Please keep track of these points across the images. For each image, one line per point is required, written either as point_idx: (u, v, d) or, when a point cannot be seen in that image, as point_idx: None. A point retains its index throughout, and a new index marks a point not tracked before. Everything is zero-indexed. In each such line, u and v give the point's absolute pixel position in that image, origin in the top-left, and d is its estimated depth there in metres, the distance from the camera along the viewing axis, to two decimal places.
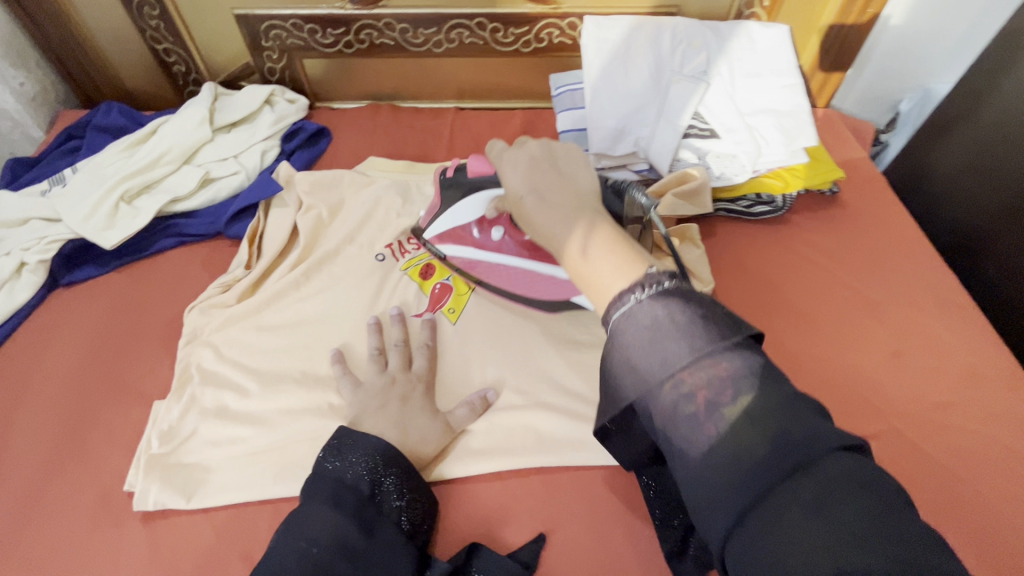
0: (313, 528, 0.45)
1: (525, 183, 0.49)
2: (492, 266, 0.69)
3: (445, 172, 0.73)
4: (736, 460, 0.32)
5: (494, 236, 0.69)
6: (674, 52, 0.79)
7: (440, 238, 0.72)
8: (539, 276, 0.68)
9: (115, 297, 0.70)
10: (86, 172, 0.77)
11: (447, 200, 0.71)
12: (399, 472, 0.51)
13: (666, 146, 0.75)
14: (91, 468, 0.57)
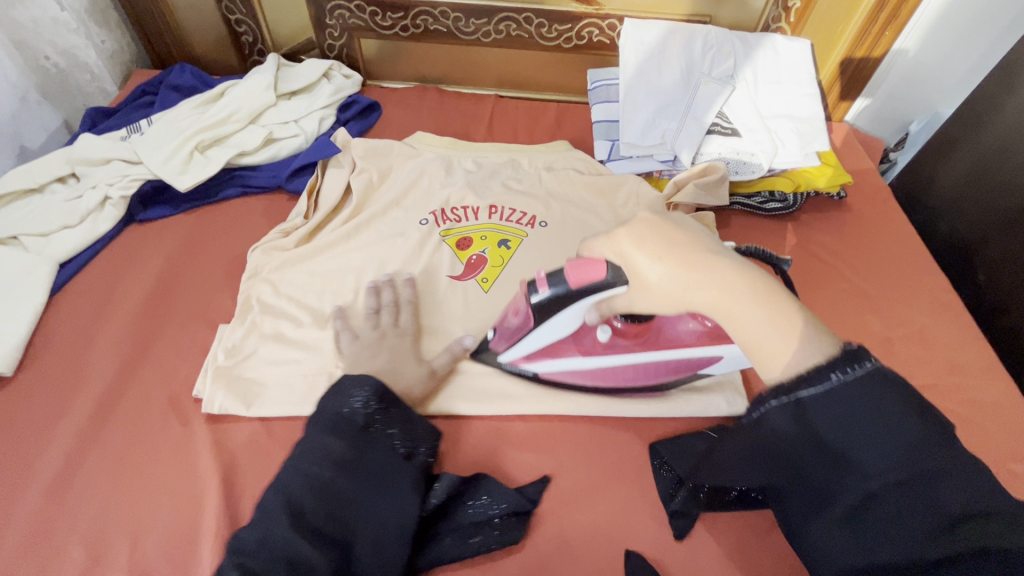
0: (313, 455, 0.46)
1: (625, 240, 0.45)
2: (590, 371, 0.63)
3: (530, 289, 0.54)
4: (899, 530, 0.33)
5: (599, 337, 0.60)
6: (705, 56, 0.86)
7: (528, 358, 0.64)
8: (651, 365, 0.62)
9: (184, 235, 0.77)
10: (163, 122, 0.85)
11: (539, 317, 0.55)
12: (398, 407, 0.52)
13: (692, 139, 0.83)
14: (161, 376, 0.64)
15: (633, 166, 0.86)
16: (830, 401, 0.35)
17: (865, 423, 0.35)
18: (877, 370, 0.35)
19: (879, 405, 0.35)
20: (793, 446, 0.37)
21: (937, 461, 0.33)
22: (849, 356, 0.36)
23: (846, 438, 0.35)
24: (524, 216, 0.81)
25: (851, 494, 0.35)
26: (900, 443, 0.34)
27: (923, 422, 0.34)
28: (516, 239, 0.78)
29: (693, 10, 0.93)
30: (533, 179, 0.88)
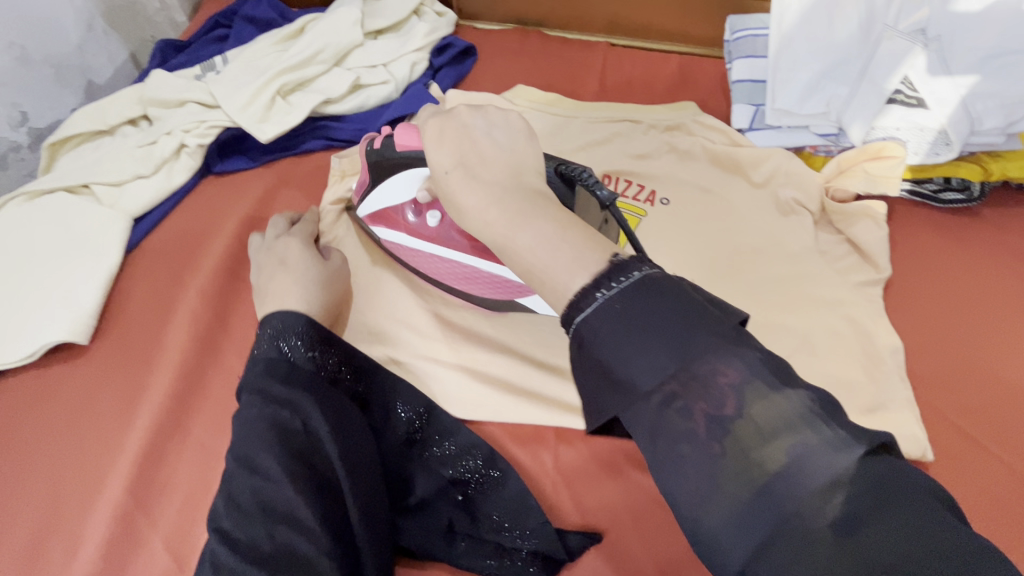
0: (250, 403, 0.44)
1: (487, 182, 0.37)
2: (428, 256, 0.59)
3: (370, 143, 0.57)
4: (745, 474, 0.28)
5: (429, 222, 0.58)
6: (891, 2, 0.69)
7: (373, 220, 0.62)
8: (479, 272, 0.57)
9: (264, 192, 0.69)
10: (240, 61, 0.75)
11: (373, 175, 0.58)
12: (318, 331, 0.51)
13: (866, 110, 0.68)
14: (245, 358, 0.56)
15: (781, 139, 0.72)
16: (604, 324, 0.31)
17: (636, 327, 0.30)
18: (645, 279, 0.31)
19: (662, 320, 0.30)
20: (645, 413, 0.30)
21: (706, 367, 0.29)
22: (619, 268, 0.32)
23: (624, 362, 0.30)
24: (643, 192, 0.71)
25: (710, 443, 0.29)
26: (668, 356, 0.29)
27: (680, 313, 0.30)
28: (635, 219, 0.69)
29: None
30: (654, 148, 0.75)
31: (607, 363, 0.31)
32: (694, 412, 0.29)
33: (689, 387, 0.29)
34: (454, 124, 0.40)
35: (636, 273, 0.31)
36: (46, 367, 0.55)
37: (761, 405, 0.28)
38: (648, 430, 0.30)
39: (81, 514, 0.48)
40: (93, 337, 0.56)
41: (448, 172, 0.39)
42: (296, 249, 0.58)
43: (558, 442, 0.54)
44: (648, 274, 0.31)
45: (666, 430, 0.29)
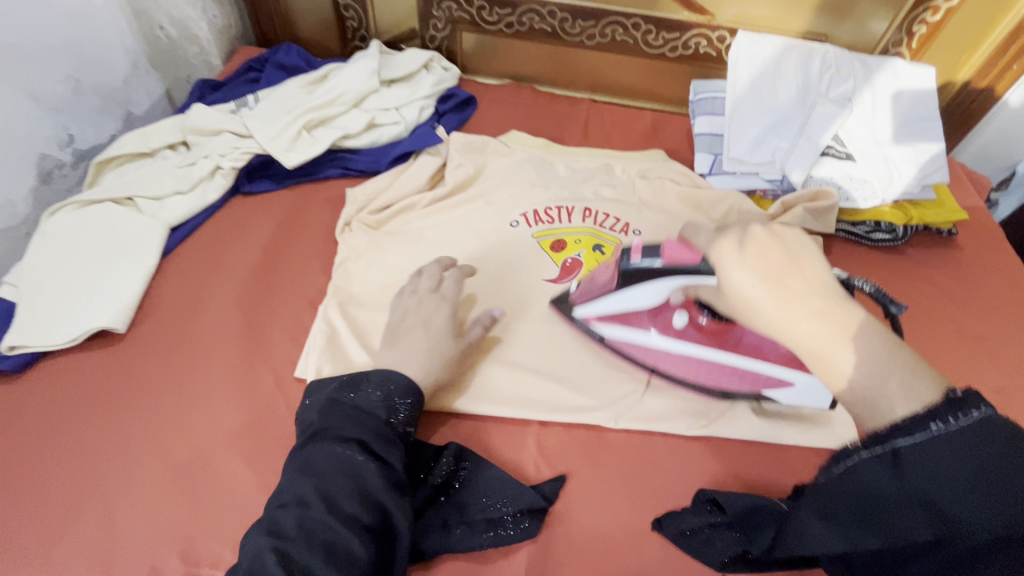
0: (338, 446, 0.48)
1: (808, 299, 0.38)
2: (657, 352, 0.65)
3: (625, 256, 0.63)
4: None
5: (675, 323, 0.64)
6: (822, 75, 0.83)
7: (602, 318, 0.67)
8: (720, 365, 0.63)
9: (286, 211, 0.78)
10: (272, 100, 0.86)
11: (621, 279, 0.64)
12: (412, 400, 0.55)
13: (804, 160, 0.80)
14: (266, 353, 0.64)
15: (736, 182, 0.84)
16: (926, 458, 0.33)
17: (961, 467, 0.32)
18: (985, 420, 0.33)
19: (980, 463, 0.32)
20: (932, 536, 0.32)
21: (1023, 517, 0.30)
22: (956, 403, 0.34)
23: (946, 494, 0.32)
24: (617, 224, 0.81)
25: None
26: (985, 497, 0.31)
27: (1014, 466, 0.32)
28: (611, 245, 0.79)
29: (808, 28, 0.91)
30: (628, 188, 0.86)
31: (928, 496, 0.32)
32: None
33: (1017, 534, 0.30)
34: (738, 244, 0.41)
35: (978, 412, 0.33)
36: (85, 351, 0.62)
37: None
38: (931, 550, 0.32)
39: (116, 479, 0.54)
40: (129, 327, 0.64)
41: (755, 288, 0.39)
42: (442, 315, 0.62)
43: (540, 430, 0.62)
44: (989, 416, 0.33)
45: (966, 567, 0.30)
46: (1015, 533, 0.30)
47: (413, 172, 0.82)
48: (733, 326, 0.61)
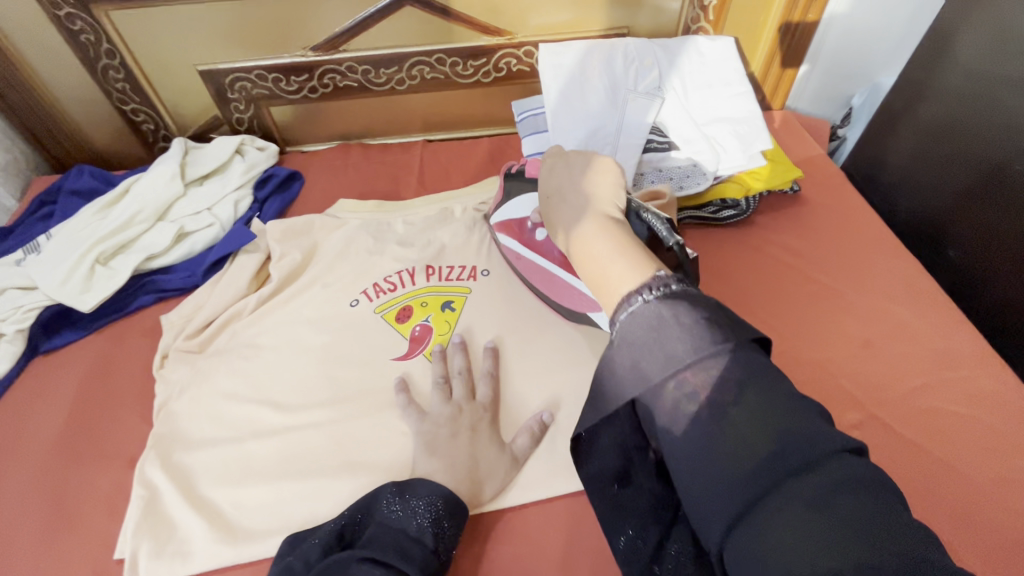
0: (376, 574, 0.44)
1: (574, 207, 0.53)
2: (524, 259, 0.71)
3: (512, 169, 0.76)
4: (709, 445, 0.35)
5: (536, 235, 0.70)
6: (627, 70, 0.82)
7: (502, 228, 0.74)
8: (566, 284, 0.67)
9: (94, 360, 0.70)
10: (60, 237, 0.77)
11: (508, 197, 0.75)
12: (457, 522, 0.52)
13: (628, 161, 0.78)
14: (79, 540, 0.56)
15: None
16: (640, 325, 0.39)
17: (664, 340, 0.38)
18: (680, 289, 0.41)
19: (682, 331, 0.38)
20: (662, 403, 0.38)
21: (720, 376, 0.36)
22: (660, 280, 0.42)
23: (647, 355, 0.38)
24: (464, 271, 0.77)
25: (700, 427, 0.36)
26: (682, 359, 0.37)
27: (708, 329, 0.38)
28: (460, 299, 0.74)
29: (608, 23, 0.90)
30: (472, 228, 0.82)
31: (642, 365, 0.38)
32: (711, 413, 0.36)
33: (707, 388, 0.36)
34: (559, 167, 0.58)
35: (673, 285, 0.41)
36: None
37: (757, 402, 0.35)
38: (669, 426, 0.37)
39: None
40: None
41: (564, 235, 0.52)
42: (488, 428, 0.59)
43: None
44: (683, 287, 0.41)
45: (688, 431, 0.36)
46: (732, 398, 0.35)
47: (231, 278, 0.75)
48: None
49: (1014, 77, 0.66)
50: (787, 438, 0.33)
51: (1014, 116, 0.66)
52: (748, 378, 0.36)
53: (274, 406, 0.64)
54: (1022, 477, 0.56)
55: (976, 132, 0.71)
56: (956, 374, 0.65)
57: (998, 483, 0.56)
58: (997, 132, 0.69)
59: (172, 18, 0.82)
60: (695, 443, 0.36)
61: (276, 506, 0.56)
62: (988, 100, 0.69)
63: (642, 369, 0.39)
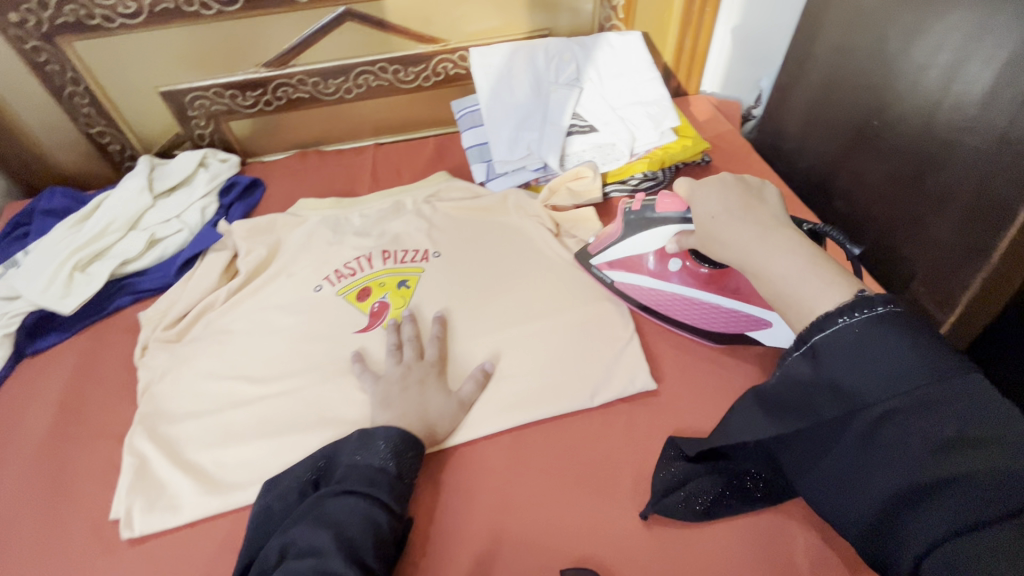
0: (347, 505, 0.52)
1: (744, 227, 0.51)
2: (646, 289, 0.75)
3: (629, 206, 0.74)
4: (901, 457, 0.39)
5: (671, 269, 0.73)
6: (549, 66, 0.92)
7: (610, 265, 0.76)
8: (712, 306, 0.71)
9: (79, 357, 0.76)
10: (38, 251, 0.83)
11: (626, 230, 0.74)
12: (416, 454, 0.59)
13: (554, 144, 0.88)
14: (77, 508, 0.62)
15: (511, 180, 0.90)
16: (838, 343, 0.42)
17: (862, 355, 0.41)
18: (890, 311, 0.41)
19: (894, 356, 0.40)
20: (861, 417, 0.41)
21: (929, 395, 0.38)
22: (862, 302, 0.43)
23: (848, 375, 0.41)
24: (418, 254, 0.84)
25: (899, 448, 0.39)
26: (908, 375, 0.39)
27: (920, 354, 0.39)
28: (414, 276, 0.82)
29: (531, 26, 1.00)
30: (421, 215, 0.90)
31: (836, 382, 0.42)
32: (914, 428, 0.38)
33: (912, 406, 0.39)
34: (711, 183, 0.57)
35: (878, 307, 0.42)
36: None
37: (979, 429, 0.37)
38: (862, 437, 0.41)
39: None
40: None
41: (719, 216, 0.53)
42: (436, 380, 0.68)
43: None
44: (888, 309, 0.41)
45: (879, 439, 0.40)
46: (954, 436, 0.37)
47: (200, 275, 0.82)
48: (728, 271, 0.69)
49: (865, 47, 0.78)
50: (982, 436, 0.36)
51: (870, 81, 0.78)
52: (967, 412, 0.37)
53: (249, 380, 0.71)
54: None
55: (845, 97, 0.83)
56: None
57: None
58: (859, 95, 0.80)
59: (131, 44, 0.89)
60: (890, 456, 0.39)
61: (256, 461, 0.64)
62: (849, 68, 0.81)
63: (839, 386, 0.42)
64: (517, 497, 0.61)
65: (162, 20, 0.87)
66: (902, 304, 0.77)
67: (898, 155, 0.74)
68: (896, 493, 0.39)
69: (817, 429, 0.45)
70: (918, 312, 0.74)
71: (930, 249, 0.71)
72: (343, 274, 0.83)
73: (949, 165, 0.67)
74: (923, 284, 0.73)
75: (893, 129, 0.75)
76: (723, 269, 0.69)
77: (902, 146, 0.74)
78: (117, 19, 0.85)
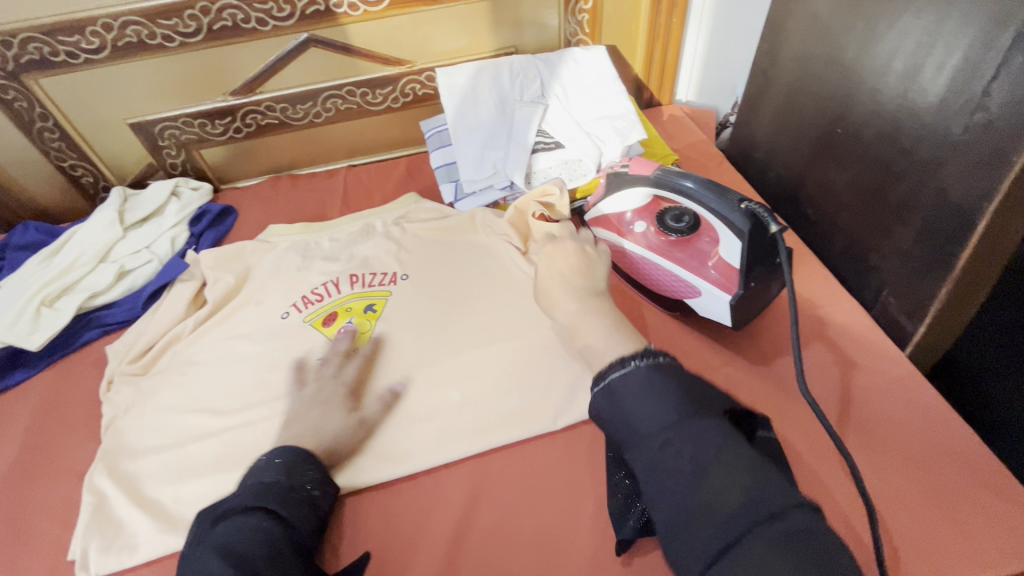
0: (240, 525, 0.49)
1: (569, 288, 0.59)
2: (617, 249, 0.78)
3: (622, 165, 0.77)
4: (676, 481, 0.41)
5: (636, 230, 0.76)
6: (514, 84, 0.92)
7: (596, 220, 0.80)
8: (668, 273, 0.72)
9: (44, 392, 0.76)
10: (7, 287, 0.84)
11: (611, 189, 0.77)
12: (310, 467, 0.57)
13: (520, 162, 0.87)
14: (34, 549, 0.62)
15: (478, 200, 0.90)
16: (628, 385, 0.47)
17: (644, 395, 0.46)
18: (663, 361, 0.48)
19: (670, 393, 0.45)
20: (644, 446, 0.44)
21: (689, 424, 0.43)
22: (649, 353, 0.49)
23: (639, 412, 0.45)
24: (386, 277, 0.84)
25: (675, 472, 0.41)
26: (670, 411, 0.44)
27: (681, 394, 0.45)
28: (381, 300, 0.81)
29: (498, 45, 1.01)
30: (390, 236, 0.89)
31: (625, 414, 0.46)
32: (684, 454, 0.42)
33: (679, 435, 0.42)
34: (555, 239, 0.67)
35: (659, 357, 0.48)
36: None
37: (731, 456, 0.40)
38: (649, 465, 0.43)
39: None
40: None
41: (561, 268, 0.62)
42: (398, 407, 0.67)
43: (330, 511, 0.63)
44: (665, 359, 0.48)
45: (658, 459, 0.43)
46: (713, 459, 0.40)
47: (168, 306, 0.82)
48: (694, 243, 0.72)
49: (824, 54, 0.77)
50: (726, 463, 0.40)
51: (830, 88, 0.77)
52: (720, 443, 0.41)
53: (211, 412, 0.71)
54: (859, 390, 0.65)
55: (808, 105, 0.82)
56: (810, 311, 0.74)
57: (838, 398, 0.65)
58: (821, 103, 0.79)
59: (97, 78, 0.90)
60: (669, 481, 0.41)
61: (215, 496, 0.63)
62: (810, 76, 0.80)
63: (627, 420, 0.46)
64: (476, 529, 0.60)
65: (125, 54, 0.87)
66: (874, 315, 0.76)
67: (860, 162, 0.73)
68: (642, 481, 0.44)
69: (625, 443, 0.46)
70: (891, 324, 0.72)
71: (897, 259, 0.69)
72: (310, 300, 0.82)
73: (911, 174, 0.65)
74: (894, 296, 0.71)
75: (854, 137, 0.73)
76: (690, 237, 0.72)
77: (863, 154, 0.72)
78: (81, 54, 0.86)
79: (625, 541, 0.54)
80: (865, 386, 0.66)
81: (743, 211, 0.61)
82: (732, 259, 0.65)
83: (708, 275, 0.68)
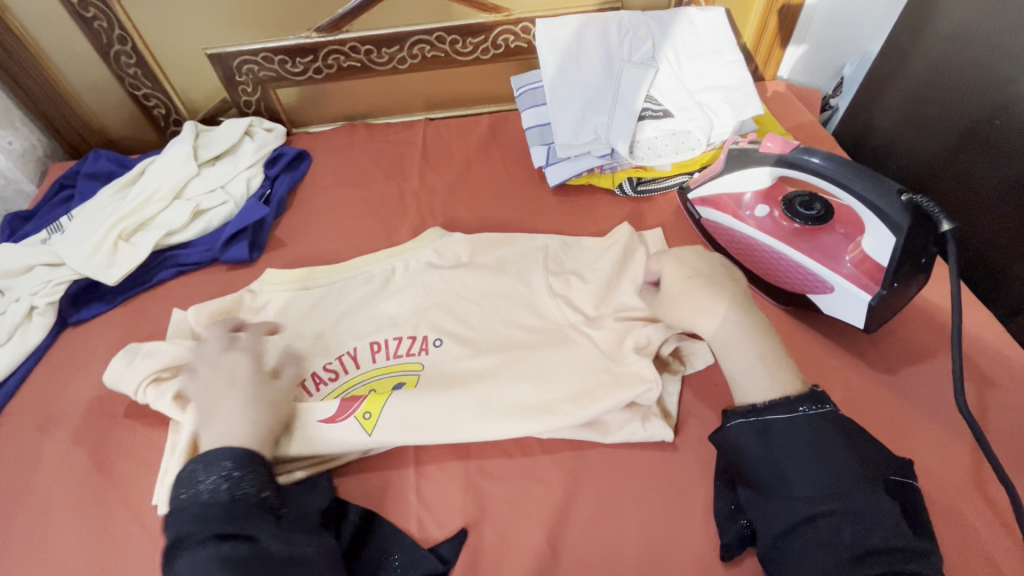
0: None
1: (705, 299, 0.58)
2: (731, 233, 0.72)
3: (737, 142, 0.71)
4: (828, 551, 0.44)
5: (756, 214, 0.69)
6: (622, 42, 0.85)
7: (704, 201, 0.74)
8: (787, 262, 0.66)
9: (121, 329, 0.74)
10: (83, 217, 0.81)
11: (729, 166, 0.71)
12: (235, 468, 0.49)
13: (624, 129, 0.81)
14: (120, 489, 0.60)
15: (573, 166, 0.83)
16: (791, 429, 0.49)
17: (814, 451, 0.47)
18: (831, 411, 0.50)
19: (837, 456, 0.47)
20: (794, 504, 0.47)
21: (852, 495, 0.45)
22: (813, 397, 0.51)
23: (799, 469, 0.47)
24: None
25: (825, 540, 0.44)
26: (836, 475, 0.46)
27: (853, 458, 0.47)
28: None
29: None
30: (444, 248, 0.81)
31: (779, 465, 0.48)
32: (845, 530, 0.44)
33: (841, 508, 0.45)
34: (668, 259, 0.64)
35: (827, 405, 0.50)
36: None
37: (896, 542, 0.43)
38: (792, 525, 0.46)
39: None
40: None
41: (684, 279, 0.60)
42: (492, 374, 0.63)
43: (420, 481, 0.60)
44: (834, 409, 0.51)
45: (814, 527, 0.45)
46: (880, 544, 0.43)
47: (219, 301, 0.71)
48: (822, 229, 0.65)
49: (991, 35, 0.69)
50: (881, 542, 0.43)
51: (993, 74, 0.69)
52: (887, 526, 0.44)
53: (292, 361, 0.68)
54: (993, 409, 0.61)
55: (958, 91, 0.74)
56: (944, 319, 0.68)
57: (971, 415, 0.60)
58: (976, 90, 0.71)
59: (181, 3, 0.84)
60: (816, 545, 0.45)
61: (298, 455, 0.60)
62: (968, 58, 0.72)
63: (779, 469, 0.48)
64: (577, 515, 0.57)
65: None
66: (1009, 328, 0.70)
67: (1022, 161, 0.66)
68: (774, 534, 0.47)
69: (765, 494, 0.49)
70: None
71: None
72: (320, 378, 0.65)
73: None
74: None
75: (1019, 131, 0.66)
76: (818, 224, 0.66)
77: None
78: None
79: (733, 546, 0.52)
80: (1003, 406, 0.61)
81: (905, 205, 0.55)
82: (878, 254, 0.59)
83: (843, 269, 0.62)
